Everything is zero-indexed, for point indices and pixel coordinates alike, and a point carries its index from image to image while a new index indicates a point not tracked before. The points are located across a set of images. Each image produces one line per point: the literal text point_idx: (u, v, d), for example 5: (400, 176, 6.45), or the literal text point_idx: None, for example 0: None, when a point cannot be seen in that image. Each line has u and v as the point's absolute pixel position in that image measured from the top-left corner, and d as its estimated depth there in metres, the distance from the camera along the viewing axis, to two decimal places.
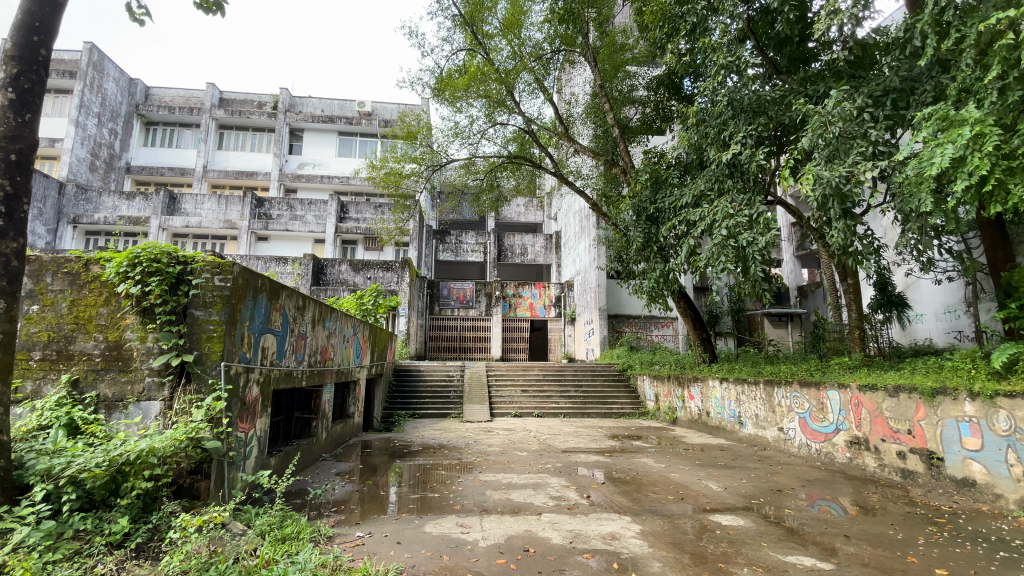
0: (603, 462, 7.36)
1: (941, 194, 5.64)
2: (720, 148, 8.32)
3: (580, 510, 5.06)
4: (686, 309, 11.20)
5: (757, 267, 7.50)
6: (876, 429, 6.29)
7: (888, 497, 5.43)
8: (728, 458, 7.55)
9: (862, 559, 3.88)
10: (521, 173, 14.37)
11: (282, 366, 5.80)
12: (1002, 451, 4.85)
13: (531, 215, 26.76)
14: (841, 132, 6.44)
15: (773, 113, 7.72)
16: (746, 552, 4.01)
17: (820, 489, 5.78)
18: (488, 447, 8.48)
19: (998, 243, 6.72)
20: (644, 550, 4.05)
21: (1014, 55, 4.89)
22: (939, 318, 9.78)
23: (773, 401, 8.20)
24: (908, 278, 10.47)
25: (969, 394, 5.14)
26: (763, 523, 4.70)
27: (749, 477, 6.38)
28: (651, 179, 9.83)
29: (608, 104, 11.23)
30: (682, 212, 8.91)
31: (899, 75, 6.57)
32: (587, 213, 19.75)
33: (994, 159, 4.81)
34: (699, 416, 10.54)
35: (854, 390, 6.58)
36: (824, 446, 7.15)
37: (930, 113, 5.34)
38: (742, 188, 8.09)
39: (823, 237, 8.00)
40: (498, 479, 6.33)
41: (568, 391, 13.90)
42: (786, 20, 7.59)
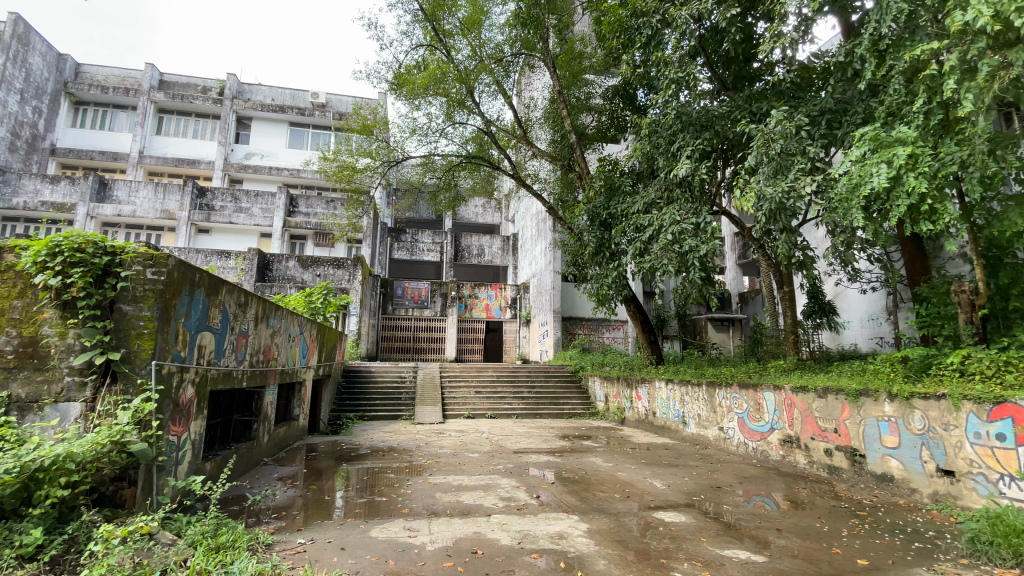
0: (554, 463, 7.43)
1: (870, 211, 6.05)
2: (670, 159, 8.63)
3: (530, 511, 5.08)
4: (636, 312, 11.55)
5: (699, 273, 7.80)
6: (806, 428, 6.70)
7: (817, 492, 5.80)
8: (672, 456, 7.82)
9: (792, 551, 4.10)
10: (478, 174, 14.34)
11: (220, 365, 5.49)
12: (916, 448, 5.28)
13: (488, 216, 26.69)
14: (782, 149, 6.83)
15: (719, 127, 8.12)
16: (686, 547, 4.16)
17: (756, 485, 6.10)
18: (439, 449, 8.39)
19: (917, 257, 7.31)
20: (590, 548, 4.11)
21: (934, 85, 5.35)
22: (864, 325, 10.56)
23: (714, 401, 8.57)
24: (837, 287, 11.26)
25: (888, 396, 5.56)
26: (704, 519, 4.89)
27: (690, 475, 6.64)
28: (605, 187, 10.12)
29: (566, 109, 11.42)
30: (633, 217, 9.20)
31: (834, 98, 7.06)
32: (544, 216, 19.98)
33: (924, 179, 5.15)
34: (645, 416, 10.87)
35: (788, 392, 6.98)
36: (760, 444, 7.54)
37: (862, 135, 5.75)
38: (689, 198, 8.45)
39: (762, 246, 8.44)
40: (448, 481, 6.26)
41: (521, 392, 13.98)
42: (732, 40, 8.00)
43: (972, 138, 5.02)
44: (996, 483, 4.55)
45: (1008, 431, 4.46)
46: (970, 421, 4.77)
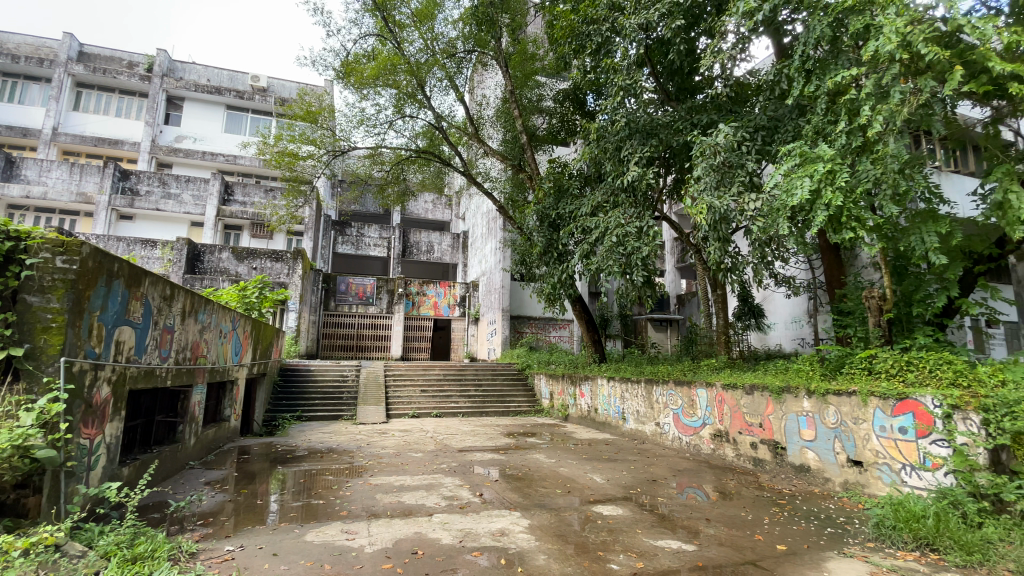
0: (498, 460, 7.47)
1: (795, 221, 6.49)
2: (617, 164, 8.86)
3: (472, 509, 5.08)
4: (581, 311, 11.82)
5: (640, 275, 8.09)
6: (735, 423, 7.12)
7: (743, 483, 6.18)
8: (611, 451, 8.08)
9: (720, 539, 4.35)
10: (428, 169, 14.14)
11: (141, 363, 5.10)
12: (830, 441, 5.74)
13: (437, 213, 26.35)
14: (722, 161, 7.21)
15: (663, 135, 8.45)
16: (622, 539, 4.31)
17: (688, 478, 6.41)
18: (381, 450, 8.21)
19: (834, 264, 7.95)
20: (531, 544, 4.17)
21: (853, 108, 5.83)
22: (787, 327, 11.36)
23: (652, 398, 8.91)
24: (765, 291, 12.04)
25: (806, 392, 6.02)
26: (640, 512, 5.08)
27: (628, 469, 6.88)
28: (554, 188, 10.31)
29: (517, 109, 11.48)
30: (580, 220, 9.43)
31: (767, 114, 7.54)
32: (495, 215, 20.01)
33: (840, 194, 5.61)
34: (588, 412, 11.14)
35: (719, 389, 7.38)
36: (693, 439, 7.93)
37: (791, 150, 6.17)
38: (634, 203, 8.74)
39: (699, 251, 8.89)
40: (390, 482, 6.14)
41: (467, 391, 13.92)
42: (677, 52, 8.37)
43: (884, 157, 5.51)
44: (896, 472, 5.04)
45: (909, 424, 4.93)
46: (876, 415, 5.24)
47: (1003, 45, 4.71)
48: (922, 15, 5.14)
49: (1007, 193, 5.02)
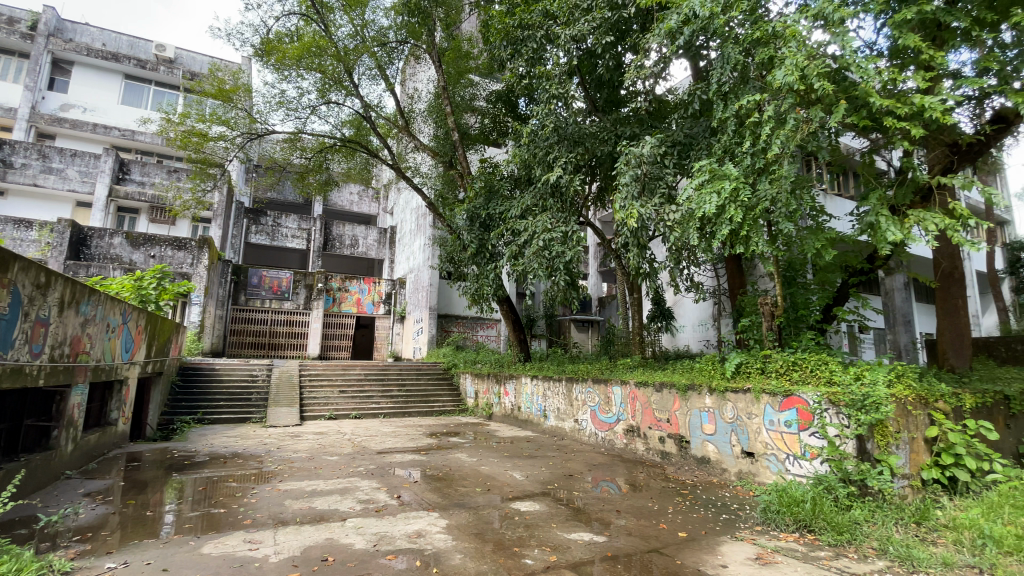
0: (418, 461, 7.37)
1: (704, 232, 7.03)
2: (546, 169, 9.07)
3: (389, 511, 4.97)
4: (508, 310, 11.98)
5: (564, 278, 8.36)
6: (645, 419, 7.56)
7: (651, 475, 6.58)
8: (532, 448, 8.27)
9: (628, 530, 4.60)
10: (353, 159, 13.62)
11: (5, 360, 4.44)
12: (728, 434, 6.26)
13: (363, 206, 25.45)
14: (643, 172, 7.66)
15: (589, 144, 8.81)
16: (537, 534, 4.43)
17: (602, 472, 6.71)
18: (293, 453, 7.79)
19: (736, 273, 8.72)
20: (447, 544, 4.17)
21: (756, 132, 6.42)
22: (695, 329, 12.29)
23: (572, 396, 9.23)
24: (676, 296, 12.91)
25: (709, 390, 6.54)
26: (555, 506, 5.25)
27: (547, 465, 7.08)
28: (484, 188, 10.40)
29: (448, 106, 11.40)
30: (509, 221, 9.56)
31: (683, 131, 8.14)
32: (424, 212, 19.75)
33: (741, 210, 6.18)
34: (511, 410, 11.30)
35: (632, 386, 7.81)
36: (608, 434, 8.31)
37: (702, 166, 6.66)
38: (561, 208, 9.02)
39: (619, 257, 9.37)
40: (301, 487, 5.85)
41: (388, 390, 13.58)
42: (606, 66, 8.79)
43: (779, 178, 6.10)
44: (782, 461, 5.60)
45: (793, 419, 5.50)
46: (766, 410, 5.79)
47: (880, 84, 5.36)
48: (816, 51, 5.74)
49: (876, 214, 5.73)
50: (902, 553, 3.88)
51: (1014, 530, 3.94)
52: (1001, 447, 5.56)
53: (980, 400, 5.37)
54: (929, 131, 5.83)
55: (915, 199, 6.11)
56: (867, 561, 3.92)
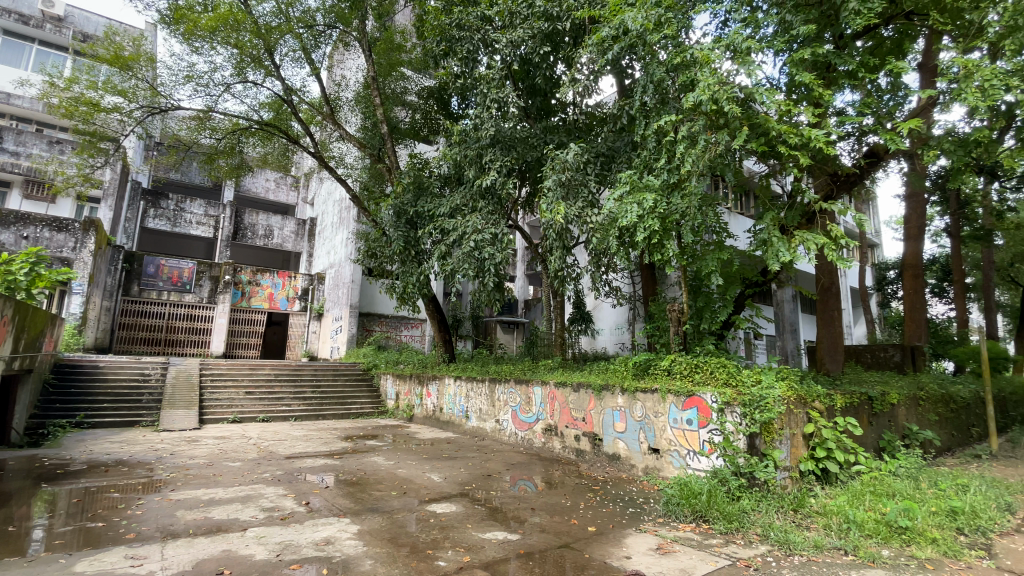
0: (331, 465, 7.05)
1: (623, 240, 7.39)
2: (478, 170, 9.09)
3: (295, 519, 4.71)
4: (433, 310, 11.87)
5: (493, 279, 8.42)
6: (562, 418, 7.81)
7: (566, 472, 6.81)
8: (452, 449, 8.23)
9: (542, 526, 4.72)
10: (272, 144, 12.78)
11: None
12: (637, 432, 6.62)
13: (281, 195, 23.97)
14: (569, 179, 7.93)
15: (521, 149, 8.97)
16: (452, 535, 4.42)
17: (520, 471, 6.83)
18: (189, 460, 7.15)
19: (650, 281, 9.30)
20: (357, 550, 4.04)
21: (672, 149, 6.87)
22: (612, 333, 13.05)
23: (494, 396, 9.30)
24: (596, 300, 13.50)
25: (621, 390, 6.88)
26: (471, 507, 5.27)
27: (466, 466, 7.07)
28: (413, 184, 10.23)
29: (377, 98, 11.06)
30: (438, 219, 9.45)
31: (606, 144, 8.60)
32: (348, 205, 19.03)
33: (657, 221, 6.58)
34: (433, 412, 11.17)
35: (552, 386, 8.03)
36: (527, 434, 8.47)
37: (624, 178, 7.00)
38: (491, 209, 9.08)
39: (545, 260, 9.63)
40: (197, 496, 5.39)
41: (302, 391, 12.89)
42: (541, 74, 9.03)
43: (690, 194, 6.58)
44: (683, 456, 6.03)
45: (694, 417, 5.94)
46: (671, 409, 6.22)
47: (778, 113, 5.94)
48: (727, 78, 6.24)
49: (769, 232, 6.37)
50: (781, 538, 4.32)
51: (872, 515, 4.53)
52: (864, 442, 6.35)
53: (849, 400, 6.12)
54: (815, 160, 6.56)
55: (803, 221, 6.84)
56: (752, 546, 4.32)
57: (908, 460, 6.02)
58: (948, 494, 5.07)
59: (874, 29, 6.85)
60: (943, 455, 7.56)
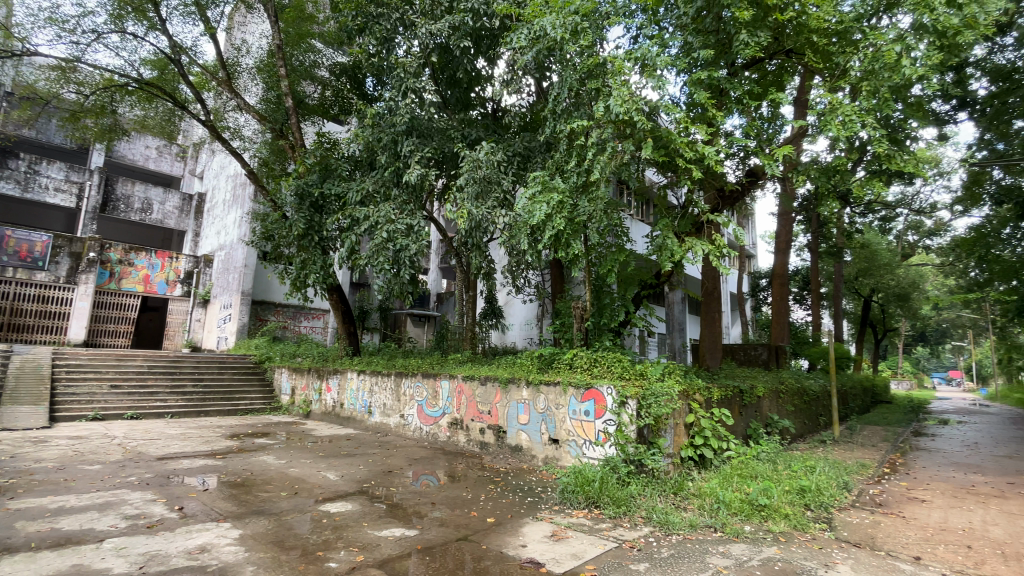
0: (212, 466, 6.45)
1: (535, 239, 7.59)
2: (392, 157, 8.81)
3: (165, 527, 4.24)
4: (338, 301, 11.41)
5: (408, 272, 8.19)
6: (468, 411, 7.84)
7: (469, 465, 6.85)
8: (351, 446, 7.91)
9: (442, 521, 4.70)
10: (153, 106, 11.33)
11: None
12: (539, 424, 6.84)
13: (164, 165, 21.40)
14: (486, 176, 7.99)
15: (438, 140, 8.86)
16: (346, 535, 4.25)
17: (423, 466, 6.74)
18: (33, 464, 6.14)
19: (559, 279, 9.70)
20: (237, 557, 3.74)
21: (583, 154, 7.17)
22: (522, 328, 13.45)
23: (400, 390, 9.08)
24: (507, 296, 13.75)
25: (526, 384, 7.05)
26: (368, 504, 5.10)
27: (365, 462, 6.83)
28: (320, 165, 9.67)
29: (283, 68, 10.22)
30: (347, 206, 8.97)
31: (523, 144, 8.79)
32: (244, 182, 17.51)
33: (565, 222, 6.84)
34: (333, 407, 10.65)
35: (460, 380, 8.03)
36: (432, 428, 8.39)
37: (537, 178, 7.18)
38: (404, 199, 8.85)
39: (459, 254, 9.61)
40: (42, 505, 4.65)
41: (181, 386, 11.65)
42: (461, 66, 8.96)
43: (597, 199, 6.92)
44: (580, 446, 6.35)
45: (591, 408, 6.26)
46: (571, 401, 6.49)
47: (677, 129, 6.44)
48: (636, 91, 6.60)
49: (664, 239, 6.89)
50: (662, 519, 4.71)
51: (738, 495, 5.10)
52: (737, 430, 7.10)
53: (724, 393, 6.83)
54: (706, 176, 7.21)
55: (693, 230, 7.51)
56: (636, 528, 4.66)
57: (769, 446, 6.86)
58: (799, 475, 5.85)
59: (760, 62, 7.68)
60: (797, 441, 8.69)
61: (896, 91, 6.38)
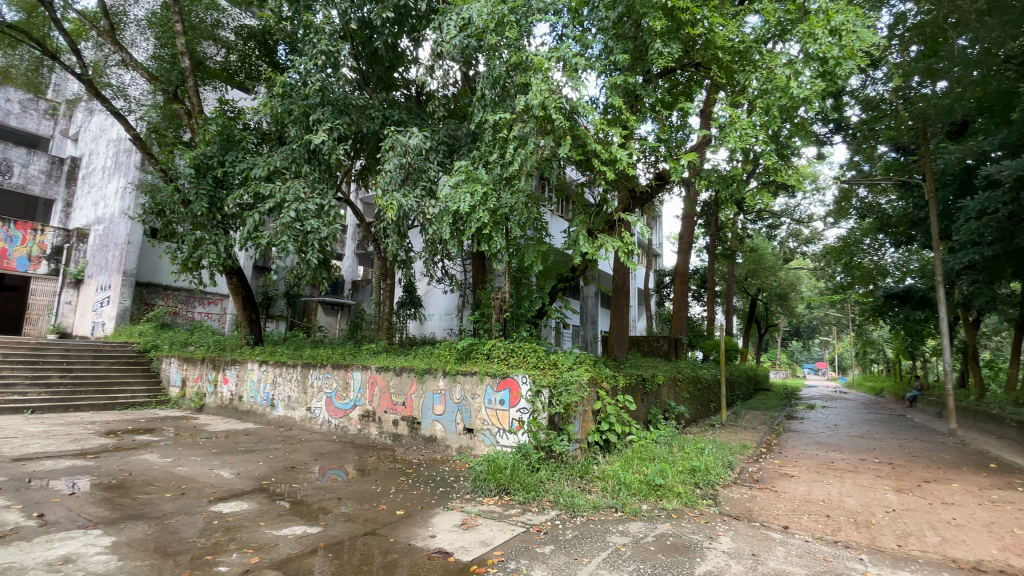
0: (83, 467, 5.71)
1: (457, 228, 7.53)
2: (303, 131, 8.26)
3: (20, 536, 3.71)
4: (238, 285, 10.64)
5: (317, 256, 7.77)
6: (381, 403, 7.64)
7: (381, 458, 6.69)
8: (250, 442, 7.40)
9: (348, 516, 4.55)
10: (15, 51, 9.70)
11: None
12: (455, 414, 6.84)
13: (28, 122, 18.40)
14: (409, 161, 7.80)
15: (355, 117, 8.45)
16: (239, 537, 3.98)
17: (330, 460, 6.47)
18: None
19: (481, 270, 9.75)
20: (108, 566, 3.36)
21: (506, 145, 7.19)
22: (441, 319, 13.33)
23: (306, 382, 8.63)
24: (427, 286, 13.53)
25: (443, 374, 7.01)
26: (267, 503, 4.81)
27: (265, 459, 6.42)
28: (221, 136, 8.84)
29: (179, 24, 9.16)
30: (251, 181, 8.27)
31: (447, 131, 8.69)
32: (129, 147, 15.56)
33: (488, 213, 6.86)
34: (230, 401, 9.88)
35: (373, 371, 7.79)
36: (342, 421, 8.08)
37: (460, 167, 7.12)
38: (317, 177, 8.34)
39: (378, 241, 9.31)
40: None
41: (45, 377, 10.19)
42: (382, 41, 8.60)
43: (519, 192, 7.04)
44: (494, 434, 6.45)
45: (506, 398, 6.38)
46: (487, 390, 6.56)
47: (595, 129, 6.70)
48: (557, 87, 6.73)
49: (580, 234, 7.16)
50: (568, 503, 4.92)
51: (638, 477, 5.46)
52: (639, 415, 7.61)
53: (629, 381, 7.28)
54: (620, 177, 7.58)
55: (606, 228, 7.88)
56: (544, 512, 4.85)
57: (667, 430, 7.44)
58: (690, 456, 6.40)
59: (672, 72, 8.22)
60: (691, 425, 9.49)
61: (784, 111, 7.11)
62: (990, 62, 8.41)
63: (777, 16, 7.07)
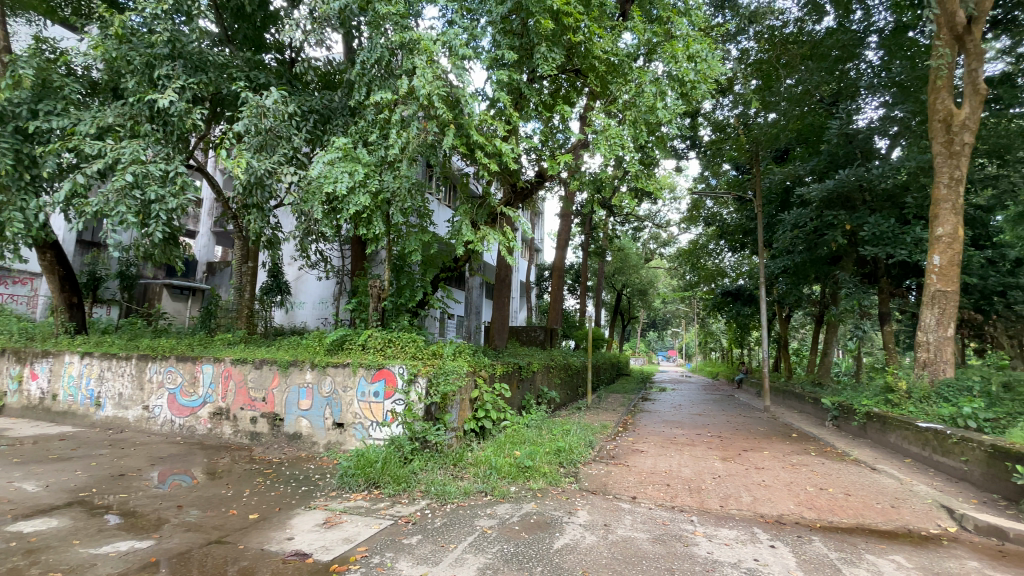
0: None
1: (332, 210, 7.09)
2: (145, 84, 7.15)
3: None
4: (53, 264, 8.94)
5: (161, 230, 6.74)
6: (237, 399, 6.99)
7: (235, 459, 6.14)
8: (67, 448, 6.32)
9: (189, 525, 4.12)
10: None
11: None
12: (323, 409, 6.52)
13: None
14: (272, 128, 7.12)
15: (213, 76, 7.51)
16: (44, 560, 3.40)
17: (172, 464, 5.78)
18: None
19: (359, 256, 9.33)
20: None
21: (387, 126, 6.95)
22: (315, 307, 12.50)
23: (143, 377, 7.57)
24: (299, 271, 12.59)
25: (310, 365, 6.64)
26: (86, 517, 4.16)
27: (86, 467, 5.53)
28: (33, 80, 7.30)
29: None
30: (73, 138, 6.94)
31: (322, 102, 8.14)
32: None
33: (367, 197, 6.56)
34: (39, 401, 8.31)
35: (227, 364, 7.08)
36: (188, 420, 7.24)
37: (336, 144, 6.68)
38: (161, 140, 7.25)
39: (238, 217, 8.39)
40: None
41: None
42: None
43: (401, 176, 6.85)
44: (366, 427, 6.29)
45: (380, 389, 6.24)
46: (360, 382, 6.35)
47: (480, 121, 6.75)
48: (443, 75, 6.63)
49: (462, 224, 7.21)
50: (439, 491, 5.00)
51: (508, 461, 5.73)
52: (513, 401, 7.93)
53: (506, 369, 7.56)
54: (502, 170, 7.76)
55: (489, 220, 8.01)
56: (413, 502, 4.86)
57: (538, 414, 7.87)
58: (556, 438, 6.87)
59: (555, 75, 8.59)
60: (560, 409, 10.14)
61: (651, 124, 7.82)
62: (808, 100, 10.10)
63: (647, 35, 7.71)
